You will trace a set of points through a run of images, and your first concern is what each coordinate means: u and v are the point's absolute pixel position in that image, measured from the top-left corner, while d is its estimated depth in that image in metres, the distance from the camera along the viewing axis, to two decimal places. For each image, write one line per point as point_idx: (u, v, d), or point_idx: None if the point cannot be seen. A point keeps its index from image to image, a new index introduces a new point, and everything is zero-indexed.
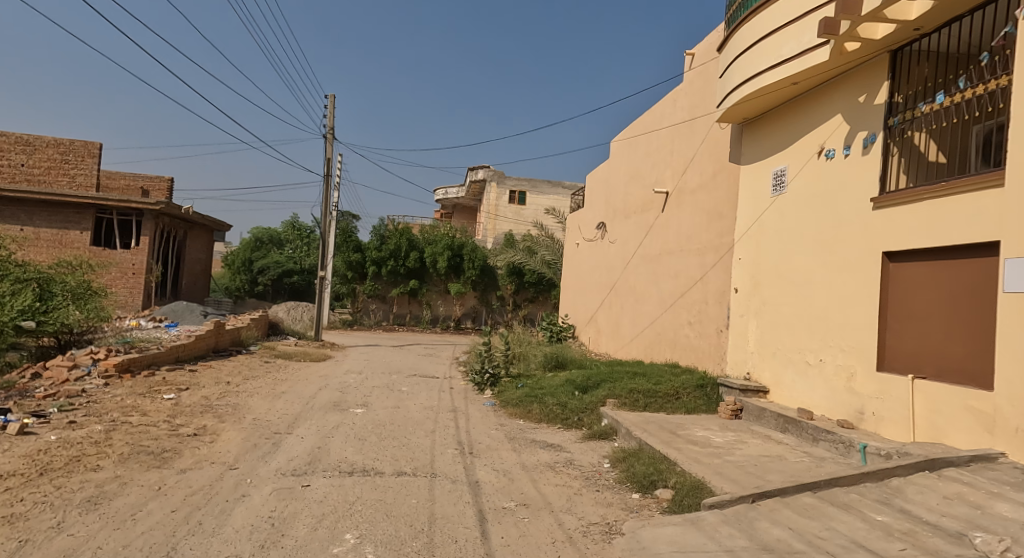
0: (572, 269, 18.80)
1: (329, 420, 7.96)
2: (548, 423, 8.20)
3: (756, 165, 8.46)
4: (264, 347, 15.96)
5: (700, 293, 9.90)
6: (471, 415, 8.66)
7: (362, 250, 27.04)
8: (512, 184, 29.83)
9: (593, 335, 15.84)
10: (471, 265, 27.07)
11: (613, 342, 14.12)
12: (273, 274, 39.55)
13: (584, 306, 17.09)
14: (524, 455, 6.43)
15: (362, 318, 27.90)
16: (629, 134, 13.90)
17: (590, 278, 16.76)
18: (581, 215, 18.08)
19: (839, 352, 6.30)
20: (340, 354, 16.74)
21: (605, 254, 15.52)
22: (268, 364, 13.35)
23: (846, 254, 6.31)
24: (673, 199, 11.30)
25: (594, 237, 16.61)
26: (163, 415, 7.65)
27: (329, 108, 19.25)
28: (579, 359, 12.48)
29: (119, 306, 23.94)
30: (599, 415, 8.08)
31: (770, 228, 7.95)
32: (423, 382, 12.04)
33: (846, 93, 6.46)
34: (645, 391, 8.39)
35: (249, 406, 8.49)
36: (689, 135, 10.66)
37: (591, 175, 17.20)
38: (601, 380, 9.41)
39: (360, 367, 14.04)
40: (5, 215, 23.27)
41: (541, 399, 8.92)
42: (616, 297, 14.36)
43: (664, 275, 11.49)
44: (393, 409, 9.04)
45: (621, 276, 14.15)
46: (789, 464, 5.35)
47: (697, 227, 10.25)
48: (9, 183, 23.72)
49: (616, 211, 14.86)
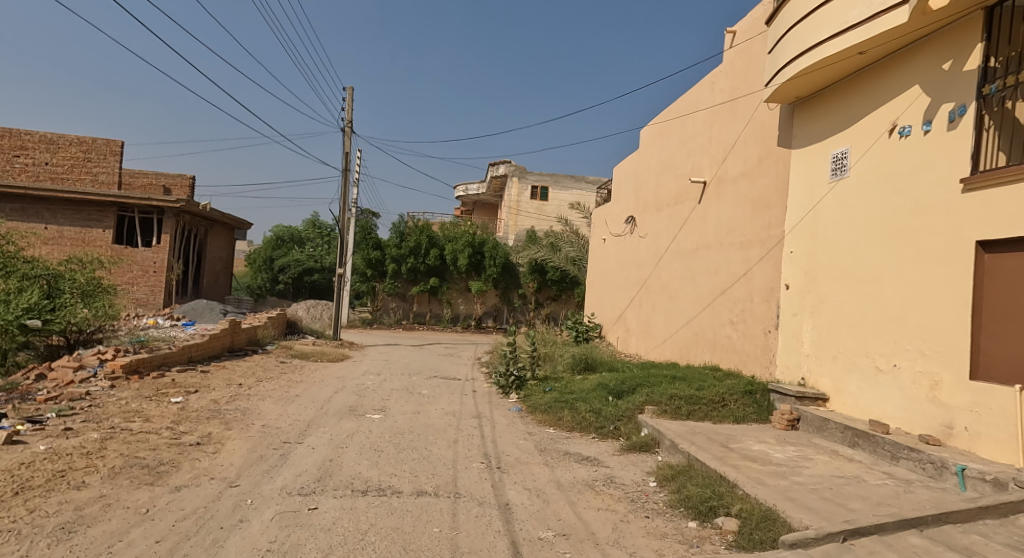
0: (599, 266, 18.04)
1: (344, 427, 7.37)
2: (581, 432, 7.52)
3: (811, 148, 7.67)
4: (281, 346, 15.47)
5: (744, 290, 9.13)
6: (497, 423, 8.01)
7: (381, 248, 26.59)
8: (534, 180, 29.13)
9: (622, 335, 15.08)
10: (492, 262, 26.40)
11: (644, 343, 13.36)
12: (294, 272, 39.40)
13: (611, 305, 16.34)
14: (558, 472, 5.77)
15: (382, 316, 27.43)
16: (661, 121, 13.16)
17: (618, 275, 16.00)
18: (608, 209, 17.32)
19: (919, 356, 5.52)
20: (359, 354, 16.21)
21: (634, 250, 14.77)
22: (284, 364, 12.82)
23: (926, 244, 5.55)
24: (712, 189, 10.53)
25: (622, 232, 15.85)
26: (167, 421, 7.10)
27: (348, 101, 18.75)
28: (611, 361, 11.76)
29: (140, 305, 23.74)
30: (638, 424, 7.38)
31: (828, 218, 7.19)
32: (444, 384, 11.43)
33: (927, 62, 5.68)
34: (687, 398, 7.66)
35: (260, 412, 7.94)
36: (730, 120, 9.89)
37: (619, 167, 16.46)
38: (638, 384, 8.70)
39: (379, 367, 13.50)
40: (29, 213, 23.23)
41: (573, 404, 8.24)
42: (647, 295, 13.61)
43: (702, 271, 10.72)
44: (413, 414, 8.43)
45: (653, 273, 13.38)
46: (871, 488, 4.60)
47: (739, 219, 9.49)
48: (33, 181, 23.70)
49: (646, 204, 14.11)
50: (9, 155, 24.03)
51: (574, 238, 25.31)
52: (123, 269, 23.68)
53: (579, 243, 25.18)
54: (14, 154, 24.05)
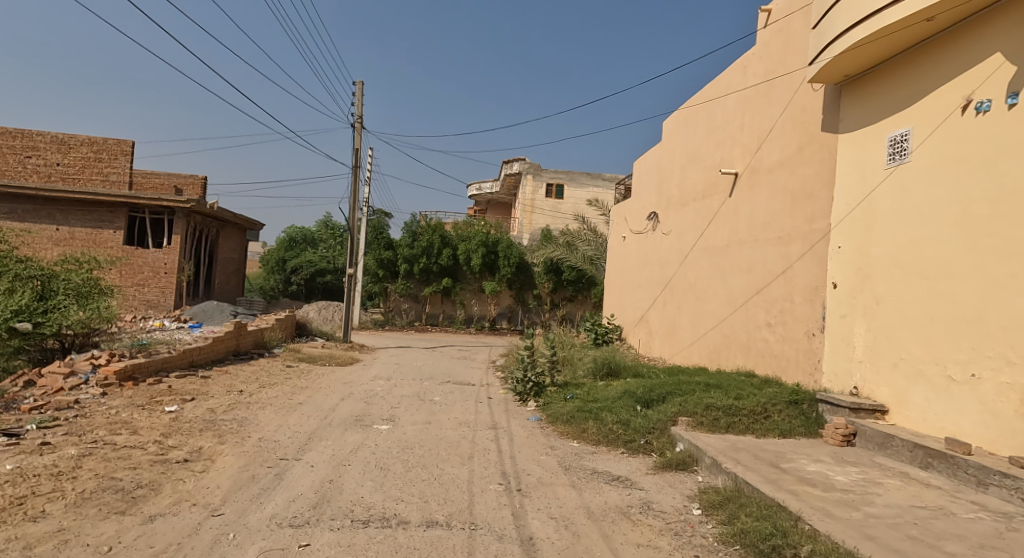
0: (618, 265, 17.33)
1: (349, 440, 6.75)
2: (608, 445, 6.83)
3: (862, 130, 6.94)
4: (289, 349, 14.93)
5: (784, 289, 8.40)
6: (516, 435, 7.36)
7: (393, 248, 26.03)
8: (549, 178, 28.42)
9: (644, 338, 14.36)
10: (506, 262, 25.73)
11: (669, 346, 12.64)
12: (306, 273, 38.99)
13: (632, 306, 15.61)
14: (587, 495, 5.11)
15: (394, 318, 26.92)
16: (687, 110, 12.47)
17: (639, 274, 15.28)
18: (628, 206, 16.61)
19: (1005, 364, 4.86)
20: (369, 357, 15.62)
21: (657, 247, 14.05)
22: (291, 369, 12.25)
23: (1012, 233, 4.90)
24: (746, 180, 9.81)
25: (644, 229, 15.13)
26: (157, 433, 6.50)
27: (358, 96, 18.20)
28: (635, 366, 11.04)
29: (151, 306, 23.37)
30: (672, 438, 6.67)
31: (885, 209, 6.47)
32: (457, 391, 10.79)
33: (1017, 25, 5.00)
34: (725, 408, 6.94)
35: (260, 422, 7.33)
36: (767, 105, 9.17)
37: (640, 161, 15.74)
38: (668, 392, 8.01)
39: (389, 372, 12.89)
40: (40, 214, 22.95)
41: (598, 415, 7.55)
42: (672, 295, 12.89)
43: (735, 269, 10.00)
44: (425, 425, 7.80)
45: (678, 271, 12.66)
46: (963, 523, 3.87)
47: (777, 212, 8.76)
48: (44, 182, 23.48)
49: (670, 199, 13.40)
50: (21, 156, 23.82)
51: (592, 237, 24.75)
52: (133, 271, 23.33)
53: (597, 242, 24.62)
54: (25, 154, 23.83)
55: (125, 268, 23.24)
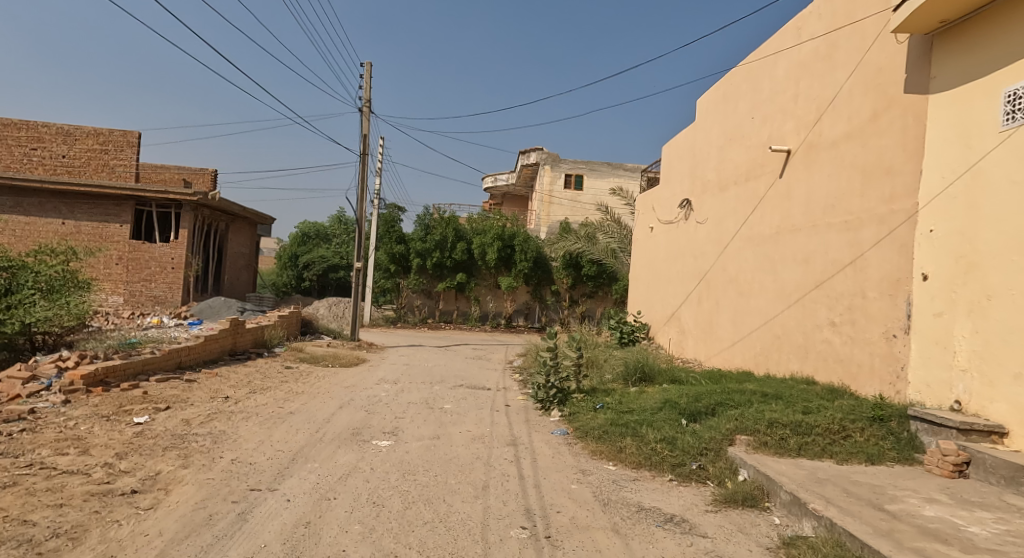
0: (645, 258, 16.10)
1: (342, 461, 5.64)
2: (652, 470, 5.67)
3: (963, 87, 5.73)
4: (292, 348, 13.91)
5: (854, 282, 7.20)
6: (541, 455, 6.24)
7: (405, 242, 24.96)
8: (568, 168, 27.20)
9: (676, 337, 13.15)
10: (523, 256, 24.56)
11: (707, 347, 11.43)
12: (318, 268, 38.09)
13: (661, 302, 14.39)
14: (638, 546, 3.95)
15: (406, 315, 25.88)
16: (727, 85, 11.31)
17: (668, 268, 14.09)
18: (656, 193, 15.40)
19: None
20: (378, 357, 14.56)
21: (690, 237, 12.85)
22: (291, 371, 11.21)
23: None
24: (802, 157, 8.60)
25: (675, 218, 13.91)
26: (112, 452, 5.43)
27: (366, 78, 17.16)
28: (670, 369, 9.82)
29: (158, 302, 22.54)
30: (732, 462, 5.47)
31: (997, 181, 5.28)
32: (472, 397, 9.69)
33: None
34: (793, 426, 5.74)
35: (240, 437, 6.25)
36: (830, 69, 7.96)
37: (672, 144, 14.55)
38: (718, 404, 6.81)
39: (397, 374, 11.80)
40: (45, 208, 22.19)
41: (637, 432, 6.39)
42: (710, 290, 11.67)
43: (788, 260, 8.79)
44: (433, 441, 6.69)
45: (716, 264, 11.45)
46: None
47: (844, 193, 7.56)
48: (50, 175, 22.77)
49: (706, 184, 12.21)
50: (27, 148, 23.13)
51: (616, 229, 23.36)
52: (139, 266, 22.49)
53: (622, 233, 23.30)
54: (31, 146, 23.13)
55: (131, 264, 22.43)
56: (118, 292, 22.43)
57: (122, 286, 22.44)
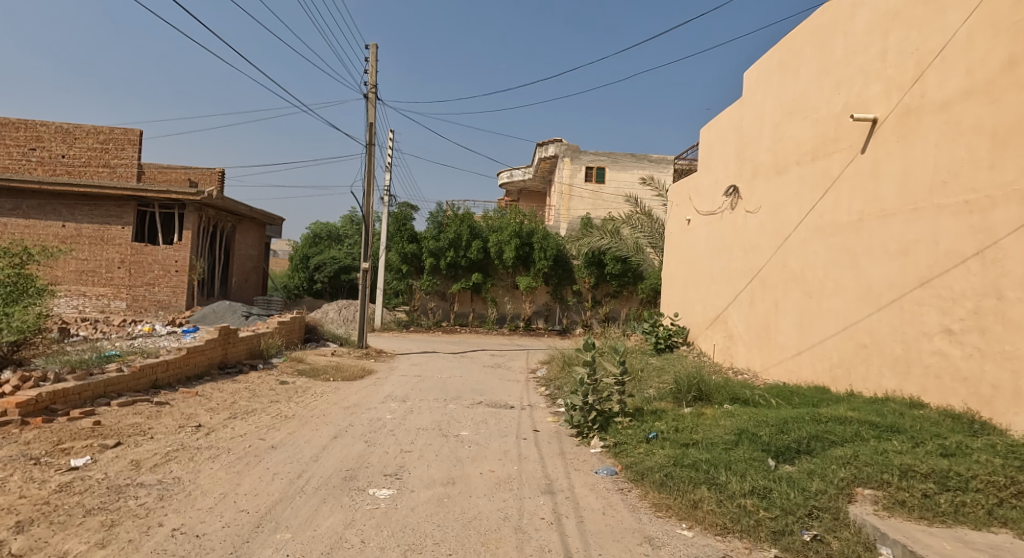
0: (680, 254, 14.56)
1: (324, 528, 4.19)
2: (744, 540, 4.15)
3: None
4: (292, 359, 12.53)
5: (984, 279, 5.64)
6: (591, 510, 4.76)
7: (418, 241, 23.54)
8: (589, 160, 25.65)
9: (723, 343, 11.61)
10: (542, 255, 23.06)
11: (765, 355, 9.90)
12: (330, 270, 36.91)
13: (702, 304, 12.87)
14: None
15: (419, 317, 24.52)
16: (787, 50, 9.80)
17: (711, 264, 12.54)
18: (694, 182, 13.88)
19: None
20: (387, 368, 13.15)
21: (739, 228, 11.32)
22: (286, 388, 9.81)
23: None
24: (895, 126, 7.07)
25: (718, 207, 12.36)
26: (15, 520, 4.01)
27: (372, 61, 15.83)
28: (728, 384, 8.26)
29: (162, 307, 21.34)
30: (862, 533, 3.92)
31: None
32: (493, 420, 8.23)
33: None
34: (940, 477, 4.17)
35: (197, 489, 4.82)
36: (938, 12, 6.44)
37: (713, 125, 13.02)
38: (814, 439, 5.25)
39: (406, 389, 10.38)
40: (44, 210, 21.08)
41: (713, 479, 4.89)
42: (765, 290, 10.14)
43: (876, 252, 7.26)
44: (447, 488, 5.24)
45: (773, 260, 9.92)
46: None
47: (963, 166, 6.01)
48: (49, 176, 21.79)
49: (758, 167, 10.68)
50: (26, 148, 22.13)
51: (645, 221, 22.15)
52: (142, 270, 21.30)
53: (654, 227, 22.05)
54: (30, 146, 22.13)
55: (134, 267, 21.26)
56: (121, 298, 21.25)
57: (124, 290, 21.26)
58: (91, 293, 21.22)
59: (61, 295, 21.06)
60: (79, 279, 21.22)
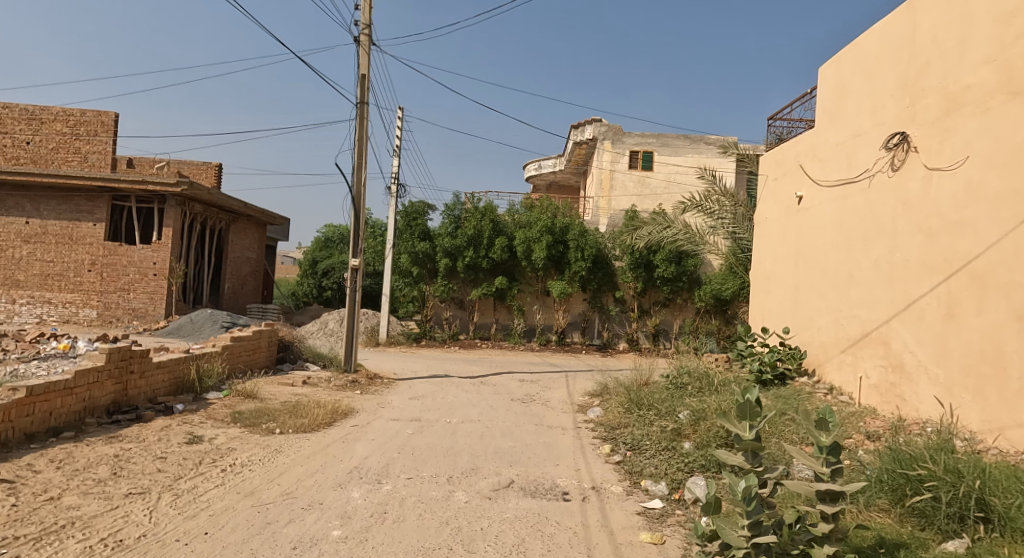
0: (787, 245, 10.50)
1: None
2: None
3: None
4: (240, 395, 8.63)
5: None
6: None
7: (432, 239, 19.62)
8: (633, 143, 21.71)
9: (887, 378, 7.49)
10: (579, 255, 19.04)
11: (992, 404, 5.85)
12: (338, 276, 33.11)
13: (835, 315, 8.80)
14: None
15: (433, 330, 20.66)
16: None
17: (853, 255, 8.46)
18: (810, 141, 9.87)
19: None
20: (374, 405, 9.18)
21: (914, 199, 7.24)
22: (191, 456, 5.85)
23: None
24: None
25: (862, 172, 8.31)
26: None
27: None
28: (1001, 470, 4.17)
29: (136, 317, 17.63)
30: None
31: None
32: (541, 544, 4.22)
33: None
34: None
35: None
36: None
37: (845, 56, 9.01)
38: None
39: (389, 454, 6.39)
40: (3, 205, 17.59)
41: None
42: (984, 294, 6.07)
43: None
44: None
45: (1005, 244, 5.87)
46: None
47: None
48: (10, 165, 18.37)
49: (960, 94, 6.60)
50: None
51: (725, 204, 17.42)
52: (116, 273, 17.66)
53: (734, 210, 17.25)
54: None
55: (107, 270, 17.65)
56: (90, 306, 17.61)
57: (94, 297, 17.62)
58: (56, 301, 17.60)
59: (23, 303, 17.55)
60: (42, 285, 17.63)
